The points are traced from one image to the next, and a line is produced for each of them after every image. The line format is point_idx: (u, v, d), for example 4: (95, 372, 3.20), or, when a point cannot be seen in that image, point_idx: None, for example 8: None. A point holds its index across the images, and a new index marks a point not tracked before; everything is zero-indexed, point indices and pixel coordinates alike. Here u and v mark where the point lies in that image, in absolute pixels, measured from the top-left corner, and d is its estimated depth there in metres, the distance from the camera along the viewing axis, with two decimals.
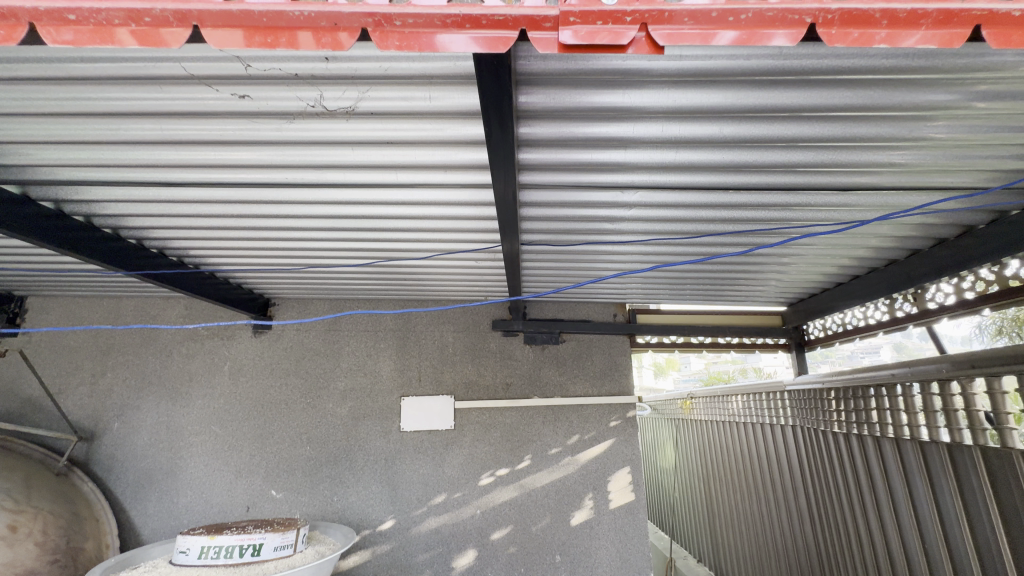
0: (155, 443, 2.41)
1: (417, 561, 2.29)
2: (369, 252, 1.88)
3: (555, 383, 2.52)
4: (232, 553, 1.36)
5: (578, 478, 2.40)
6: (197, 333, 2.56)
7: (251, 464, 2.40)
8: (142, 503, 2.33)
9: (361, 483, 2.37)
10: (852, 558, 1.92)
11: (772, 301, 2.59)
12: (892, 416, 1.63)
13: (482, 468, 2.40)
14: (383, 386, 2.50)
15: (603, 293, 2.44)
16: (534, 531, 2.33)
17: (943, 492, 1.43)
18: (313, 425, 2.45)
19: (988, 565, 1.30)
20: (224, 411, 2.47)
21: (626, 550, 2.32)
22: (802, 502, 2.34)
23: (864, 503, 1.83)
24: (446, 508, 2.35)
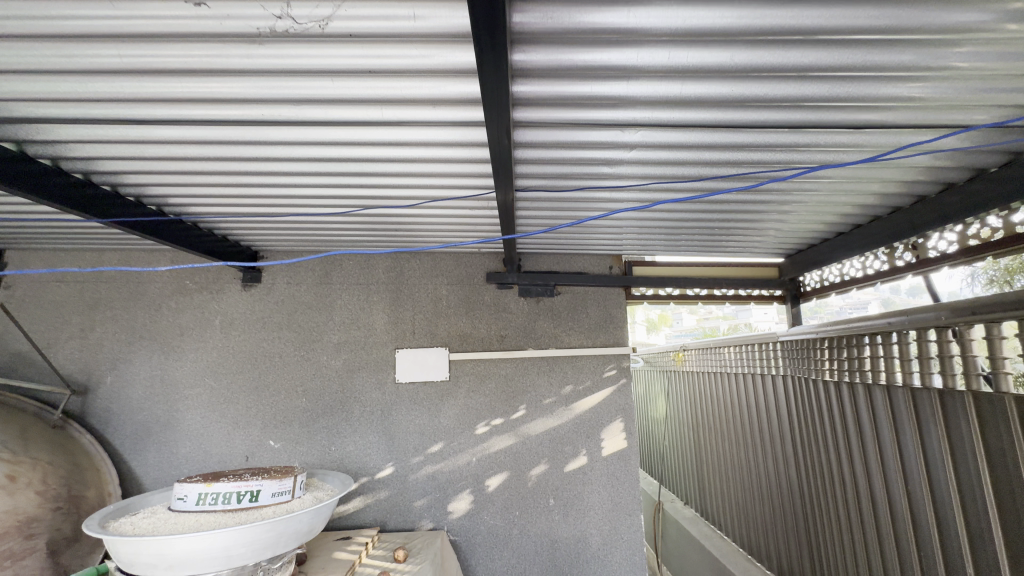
0: (150, 396, 2.41)
1: (416, 506, 2.35)
2: (357, 200, 1.80)
3: (550, 335, 2.52)
4: (229, 499, 1.38)
5: (572, 427, 2.44)
6: (185, 287, 2.51)
7: (248, 416, 2.42)
8: (142, 454, 2.37)
9: (359, 433, 2.40)
10: (838, 499, 1.99)
11: (770, 252, 2.56)
12: (885, 363, 1.63)
13: (477, 419, 2.43)
14: (377, 339, 2.48)
15: (599, 243, 2.39)
16: (529, 478, 2.39)
17: (930, 437, 1.46)
18: (308, 377, 2.45)
19: (968, 506, 1.34)
20: (218, 364, 2.46)
21: (618, 493, 2.40)
22: (789, 448, 2.41)
23: (851, 448, 1.88)
24: (442, 457, 2.40)
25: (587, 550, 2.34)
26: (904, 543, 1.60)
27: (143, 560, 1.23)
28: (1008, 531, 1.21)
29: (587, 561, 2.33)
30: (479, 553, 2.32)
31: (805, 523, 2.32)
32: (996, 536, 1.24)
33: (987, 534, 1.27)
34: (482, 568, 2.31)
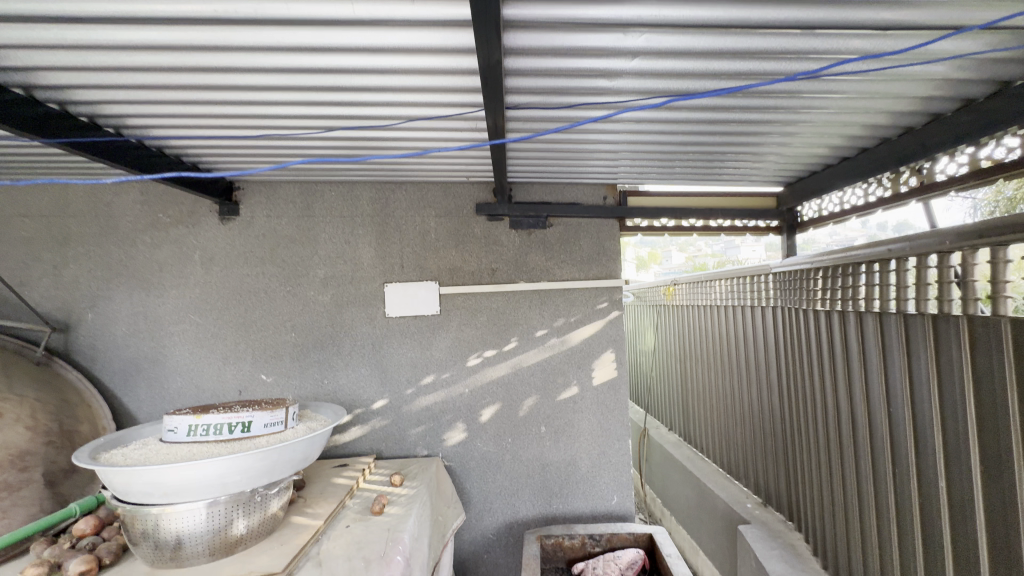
0: (134, 332, 2.37)
1: (411, 434, 2.41)
2: (334, 122, 1.66)
3: (542, 268, 2.46)
4: (220, 430, 1.37)
5: (563, 358, 2.45)
6: (159, 221, 2.38)
7: (237, 351, 2.40)
8: (133, 389, 2.37)
9: (351, 366, 2.40)
10: (821, 421, 2.07)
11: (769, 181, 2.47)
12: (880, 291, 1.62)
13: (469, 351, 2.43)
14: (365, 274, 2.42)
15: (593, 172, 2.28)
16: (522, 408, 2.44)
17: (918, 361, 1.47)
18: (295, 312, 2.41)
19: (947, 424, 1.36)
20: (202, 301, 2.39)
21: (607, 420, 2.46)
22: (776, 376, 2.47)
23: (838, 377, 1.92)
24: (435, 388, 2.42)
25: (577, 472, 2.44)
26: (881, 460, 1.67)
27: (137, 489, 1.23)
28: (984, 446, 1.25)
29: (576, 482, 2.44)
30: (473, 477, 2.41)
31: (786, 444, 2.42)
32: (970, 451, 1.28)
33: (964, 453, 1.31)
34: (476, 490, 2.41)
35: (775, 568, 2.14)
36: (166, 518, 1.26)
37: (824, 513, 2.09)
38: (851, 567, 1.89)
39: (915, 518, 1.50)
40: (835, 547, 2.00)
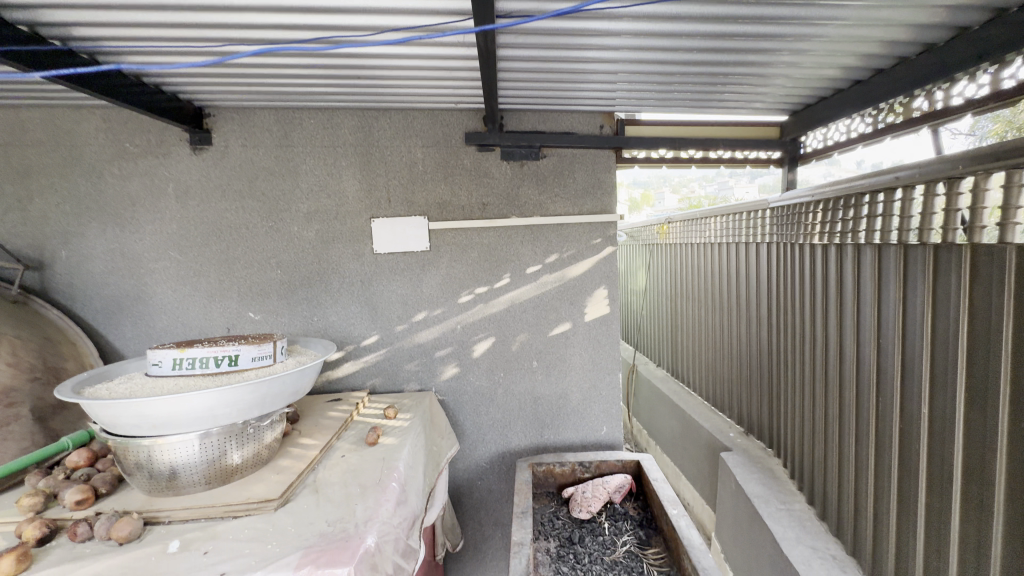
0: (113, 270, 2.29)
1: (404, 370, 2.43)
2: (306, 34, 1.50)
3: (534, 203, 2.37)
4: (207, 363, 1.34)
5: (555, 294, 2.42)
6: (126, 151, 2.23)
7: (222, 289, 2.34)
8: (118, 328, 2.32)
9: (340, 304, 2.37)
10: (809, 354, 2.10)
11: (773, 109, 2.35)
12: (882, 222, 1.58)
13: (461, 287, 2.40)
14: (350, 208, 2.32)
15: (590, 98, 2.13)
16: (514, 344, 2.44)
17: (914, 293, 1.45)
18: (279, 248, 2.33)
19: (937, 354, 1.37)
20: (181, 237, 2.30)
21: (598, 355, 2.48)
22: (767, 312, 2.49)
23: (831, 311, 1.92)
24: (427, 325, 2.41)
25: (568, 405, 2.49)
26: (865, 391, 1.71)
27: (125, 422, 1.21)
28: (971, 374, 1.26)
29: (567, 414, 2.50)
30: (466, 410, 2.46)
31: (772, 377, 2.48)
32: (955, 379, 1.30)
33: (950, 382, 1.32)
34: (469, 422, 2.46)
35: (754, 490, 2.27)
36: (158, 449, 1.26)
37: (804, 441, 2.18)
38: (826, 489, 2.00)
39: (893, 444, 1.56)
40: (813, 470, 2.11)
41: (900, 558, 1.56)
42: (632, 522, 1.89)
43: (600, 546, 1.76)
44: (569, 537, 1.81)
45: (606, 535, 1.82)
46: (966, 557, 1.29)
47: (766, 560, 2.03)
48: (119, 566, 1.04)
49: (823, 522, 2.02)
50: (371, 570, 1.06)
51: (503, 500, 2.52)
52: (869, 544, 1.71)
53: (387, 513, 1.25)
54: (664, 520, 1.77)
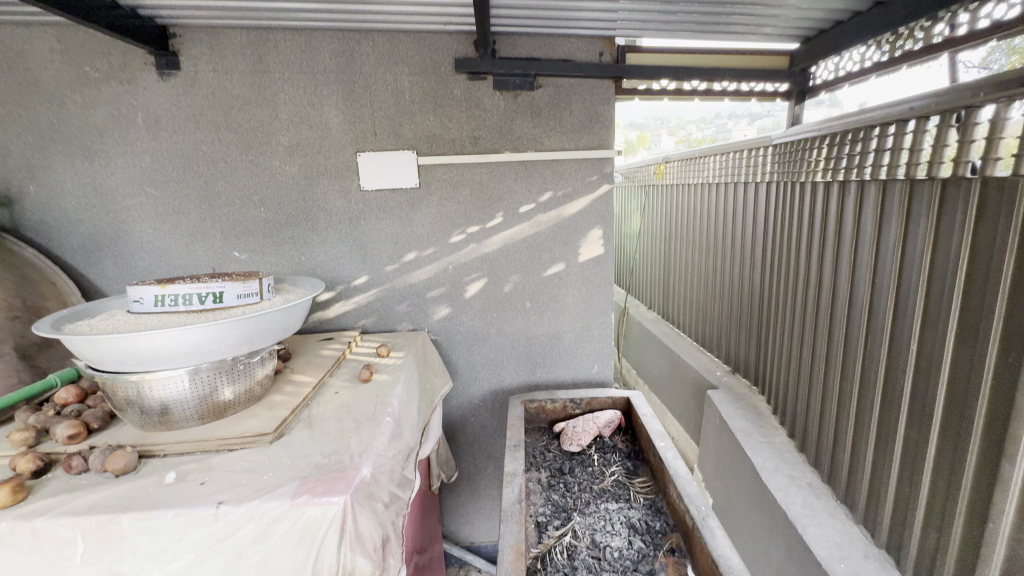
0: (86, 207, 2.18)
1: (396, 311, 2.41)
2: None
3: (528, 137, 2.25)
4: (191, 301, 1.30)
5: (548, 234, 2.36)
6: (86, 76, 2.05)
7: (204, 227, 2.25)
8: (99, 267, 2.26)
9: (328, 243, 2.30)
10: (801, 294, 2.10)
11: (785, 36, 2.19)
12: (890, 156, 1.52)
13: (452, 226, 2.33)
14: (334, 141, 2.19)
15: (591, 21, 1.97)
16: (507, 285, 2.41)
17: (916, 230, 1.42)
18: (261, 184, 2.22)
19: (932, 291, 1.36)
20: (155, 172, 2.17)
21: (592, 296, 2.46)
22: (762, 253, 2.47)
23: (827, 250, 1.90)
24: (418, 265, 2.36)
25: (560, 344, 2.51)
26: (855, 330, 1.72)
27: (109, 358, 1.18)
28: (964, 311, 1.26)
29: (560, 353, 2.52)
30: (459, 349, 2.47)
31: (762, 317, 2.51)
32: (947, 317, 1.30)
33: (943, 319, 1.32)
34: (462, 362, 2.48)
35: (738, 425, 2.36)
36: (147, 385, 1.24)
37: (789, 378, 2.24)
38: (807, 423, 2.08)
39: (878, 380, 1.59)
40: (796, 405, 2.18)
41: (874, 485, 1.64)
42: (620, 454, 1.96)
43: (590, 477, 1.83)
44: (560, 468, 1.87)
45: (595, 466, 1.89)
46: (937, 483, 1.36)
47: (746, 488, 2.14)
48: (116, 496, 1.05)
49: (802, 453, 2.11)
50: (368, 498, 1.08)
51: (496, 435, 2.60)
52: (845, 473, 1.80)
53: (382, 445, 1.27)
54: (652, 451, 1.83)
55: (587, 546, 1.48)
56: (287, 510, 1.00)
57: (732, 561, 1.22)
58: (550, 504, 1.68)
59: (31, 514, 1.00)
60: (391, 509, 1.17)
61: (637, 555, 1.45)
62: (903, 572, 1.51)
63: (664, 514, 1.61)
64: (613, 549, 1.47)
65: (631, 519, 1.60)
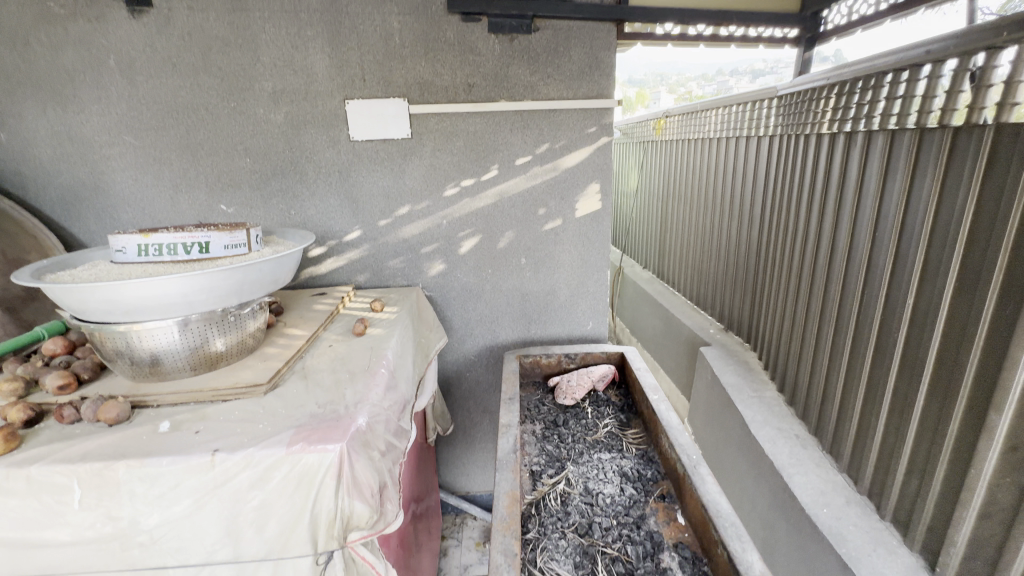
0: (63, 157, 2.09)
1: (389, 266, 2.37)
2: None
3: (525, 84, 2.14)
4: (176, 251, 1.26)
5: (545, 188, 2.29)
6: (51, 13, 1.91)
7: (188, 179, 2.17)
8: (81, 221, 2.19)
9: (318, 196, 2.23)
10: (799, 251, 2.08)
11: None
12: (901, 105, 1.46)
13: (446, 179, 2.26)
14: (320, 88, 2.08)
15: None
16: (502, 241, 2.37)
17: (922, 182, 1.39)
18: (246, 134, 2.13)
19: (934, 244, 1.34)
20: (133, 119, 2.07)
21: (588, 253, 2.42)
22: (761, 209, 2.43)
23: (828, 205, 1.87)
24: (411, 220, 2.31)
25: (555, 301, 2.50)
26: (851, 285, 1.72)
27: (94, 308, 1.15)
28: (965, 263, 1.24)
29: (555, 310, 2.51)
30: (453, 306, 2.46)
31: (757, 274, 2.50)
32: (948, 270, 1.29)
33: (943, 273, 1.31)
34: (457, 318, 2.48)
35: (729, 380, 2.40)
36: (136, 336, 1.21)
37: (782, 334, 2.25)
38: (797, 377, 2.11)
39: (871, 335, 1.60)
40: (787, 361, 2.20)
41: (860, 436, 1.68)
42: (613, 407, 1.99)
43: (584, 428, 1.86)
44: (554, 420, 1.90)
45: (589, 418, 1.92)
46: (922, 434, 1.39)
47: (734, 440, 2.20)
48: (111, 445, 1.05)
49: (790, 407, 2.16)
50: (364, 446, 1.09)
51: (491, 390, 2.63)
52: (832, 424, 1.84)
53: (378, 396, 1.27)
54: (645, 404, 1.86)
55: (580, 494, 1.52)
56: (283, 458, 1.01)
57: (721, 506, 1.26)
58: (544, 454, 1.71)
59: (25, 462, 1.00)
60: (387, 458, 1.18)
61: (628, 501, 1.49)
62: (882, 517, 1.57)
63: (655, 463, 1.64)
64: (605, 495, 1.51)
65: (623, 467, 1.63)
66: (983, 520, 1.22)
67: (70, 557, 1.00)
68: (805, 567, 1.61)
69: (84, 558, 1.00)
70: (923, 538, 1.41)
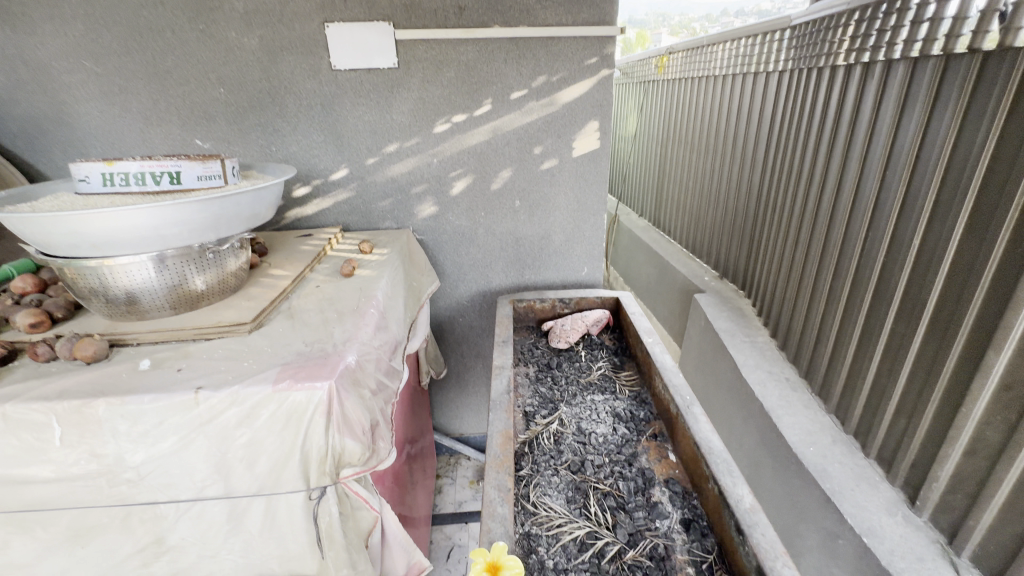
0: (19, 84, 1.92)
1: (378, 208, 2.28)
2: None
3: (520, 8, 1.97)
4: (144, 181, 1.17)
5: (541, 126, 2.17)
6: None
7: (158, 111, 2.02)
8: (47, 155, 2.05)
9: (300, 131, 2.10)
10: (801, 192, 2.02)
11: None
12: (927, 29, 1.36)
13: (435, 114, 2.12)
14: (297, 8, 1.90)
15: None
16: (495, 182, 2.27)
17: (942, 114, 1.31)
18: (218, 61, 1.96)
19: (948, 180, 1.29)
20: (91, 41, 1.89)
21: (584, 195, 2.33)
22: (765, 150, 2.34)
23: (837, 143, 1.79)
24: (400, 158, 2.19)
25: (550, 245, 2.43)
26: (855, 228, 1.67)
27: (59, 240, 1.07)
28: (980, 200, 1.20)
29: (549, 255, 2.46)
30: (446, 250, 2.39)
31: (756, 219, 2.45)
32: (961, 208, 1.24)
33: (954, 211, 1.26)
34: (449, 262, 2.42)
35: (722, 325, 2.40)
36: (108, 271, 1.15)
37: (778, 279, 2.23)
38: (791, 322, 2.11)
39: (872, 277, 1.57)
40: (781, 307, 2.19)
41: (851, 378, 1.69)
42: (607, 351, 1.98)
43: (577, 371, 1.86)
44: (547, 363, 1.90)
45: (582, 361, 1.91)
46: (915, 375, 1.39)
47: (725, 384, 2.22)
48: (90, 383, 1.01)
49: (782, 351, 2.17)
50: (354, 384, 1.06)
51: (484, 335, 2.61)
52: (823, 367, 1.86)
53: (367, 335, 1.23)
54: (639, 347, 1.85)
55: (573, 433, 1.53)
56: (269, 395, 0.98)
57: (713, 443, 1.27)
58: (538, 396, 1.71)
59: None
60: (378, 397, 1.16)
61: (621, 440, 1.50)
62: (867, 455, 1.61)
63: (647, 404, 1.65)
64: (598, 435, 1.53)
65: (616, 408, 1.64)
66: (968, 457, 1.24)
67: (56, 494, 0.98)
68: (789, 501, 1.66)
69: (71, 494, 0.99)
70: (906, 474, 1.44)
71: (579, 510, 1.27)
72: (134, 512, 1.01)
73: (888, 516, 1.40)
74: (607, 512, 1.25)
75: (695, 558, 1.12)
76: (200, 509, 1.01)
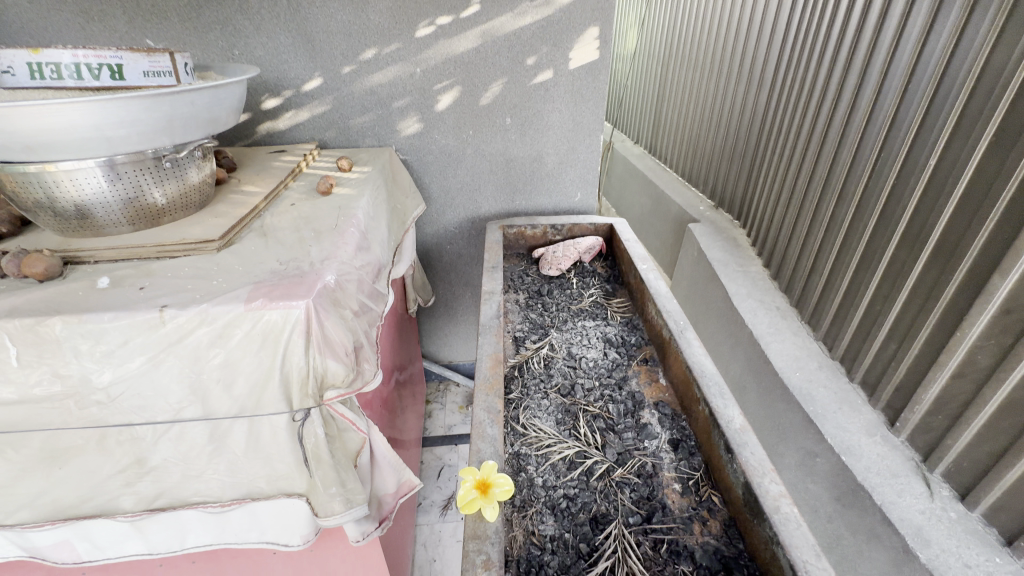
0: None
1: (356, 124, 2.10)
2: None
3: None
4: (81, 74, 1.01)
5: (535, 31, 1.96)
6: None
7: (99, 4, 1.77)
8: None
9: (264, 32, 1.87)
10: (810, 110, 1.89)
11: None
12: None
13: (418, 14, 1.90)
14: None
15: None
16: (484, 96, 2.08)
17: (985, 13, 1.19)
18: None
19: (980, 90, 1.19)
20: None
21: (580, 113, 2.17)
22: (774, 64, 2.18)
23: (856, 52, 1.64)
24: (379, 67, 1.99)
25: (542, 168, 2.30)
26: (866, 147, 1.58)
27: None
28: (1012, 112, 1.11)
29: (541, 179, 2.33)
30: (432, 172, 2.25)
31: (757, 142, 2.32)
32: (990, 121, 1.16)
33: (982, 124, 1.18)
34: (436, 185, 2.28)
35: (716, 255, 2.35)
36: (51, 178, 1.02)
37: (776, 205, 2.16)
38: (786, 251, 2.06)
39: (878, 200, 1.51)
40: (777, 235, 2.14)
41: (843, 306, 1.68)
42: (599, 278, 1.93)
43: (568, 298, 1.81)
44: (538, 290, 1.85)
45: (574, 288, 1.87)
46: (911, 301, 1.37)
47: (715, 312, 2.21)
48: (43, 301, 0.93)
49: (774, 281, 2.14)
50: (334, 304, 0.99)
51: (473, 263, 2.54)
52: (815, 295, 1.84)
53: (347, 255, 1.14)
54: (632, 274, 1.80)
55: (564, 358, 1.51)
56: (242, 315, 0.91)
57: (705, 366, 1.26)
58: (528, 322, 1.68)
59: None
60: (362, 319, 1.10)
61: (611, 364, 1.49)
62: (851, 379, 1.63)
63: (638, 330, 1.63)
64: (589, 359, 1.51)
65: (607, 334, 1.62)
66: (954, 381, 1.24)
67: (21, 416, 0.93)
68: (772, 423, 1.71)
69: (38, 416, 0.93)
70: (888, 398, 1.47)
71: (569, 431, 1.27)
72: (109, 434, 0.96)
73: (866, 436, 1.45)
74: (596, 433, 1.26)
75: (682, 476, 1.15)
76: (179, 431, 0.98)
